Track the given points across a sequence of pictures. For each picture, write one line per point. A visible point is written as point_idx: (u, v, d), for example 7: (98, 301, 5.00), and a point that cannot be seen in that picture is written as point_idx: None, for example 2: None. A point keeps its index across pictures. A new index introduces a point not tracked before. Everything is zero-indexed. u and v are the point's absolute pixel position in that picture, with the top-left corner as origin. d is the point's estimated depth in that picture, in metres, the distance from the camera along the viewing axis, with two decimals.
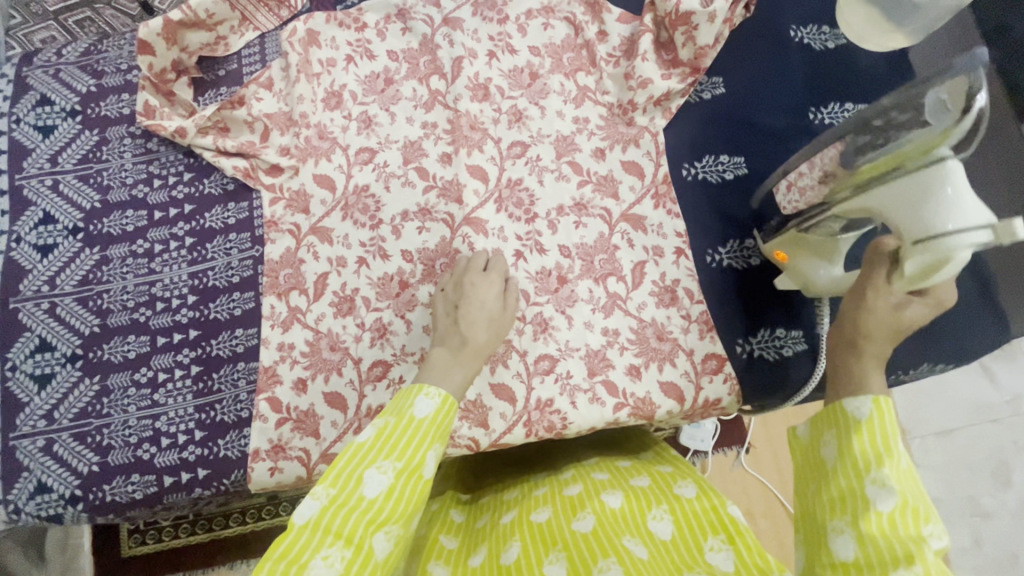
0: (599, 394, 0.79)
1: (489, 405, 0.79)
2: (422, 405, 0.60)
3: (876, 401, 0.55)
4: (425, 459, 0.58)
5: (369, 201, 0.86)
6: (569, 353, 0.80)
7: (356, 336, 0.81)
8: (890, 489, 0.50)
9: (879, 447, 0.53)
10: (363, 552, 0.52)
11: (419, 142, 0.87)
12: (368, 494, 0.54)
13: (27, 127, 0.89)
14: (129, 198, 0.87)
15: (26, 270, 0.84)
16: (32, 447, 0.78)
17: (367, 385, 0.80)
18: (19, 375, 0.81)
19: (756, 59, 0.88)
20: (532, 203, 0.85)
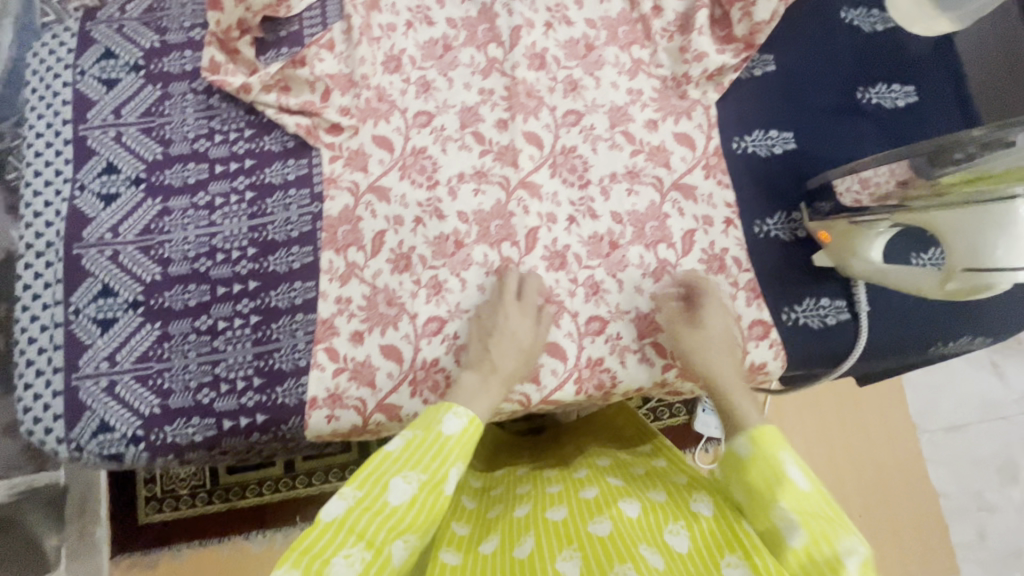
0: (648, 354, 0.81)
1: (541, 362, 0.81)
2: (450, 422, 0.63)
3: (755, 435, 0.62)
4: (447, 474, 0.60)
5: (426, 162, 0.88)
6: (619, 315, 0.83)
7: (412, 293, 0.84)
8: (793, 521, 0.56)
9: (774, 472, 0.59)
10: (382, 556, 0.55)
11: (476, 108, 0.90)
12: (392, 501, 0.57)
13: (91, 80, 0.91)
14: (191, 151, 0.89)
15: (90, 218, 0.86)
16: (95, 388, 0.81)
17: (423, 339, 0.82)
18: (82, 318, 0.83)
19: (806, 39, 0.90)
20: (586, 169, 0.87)
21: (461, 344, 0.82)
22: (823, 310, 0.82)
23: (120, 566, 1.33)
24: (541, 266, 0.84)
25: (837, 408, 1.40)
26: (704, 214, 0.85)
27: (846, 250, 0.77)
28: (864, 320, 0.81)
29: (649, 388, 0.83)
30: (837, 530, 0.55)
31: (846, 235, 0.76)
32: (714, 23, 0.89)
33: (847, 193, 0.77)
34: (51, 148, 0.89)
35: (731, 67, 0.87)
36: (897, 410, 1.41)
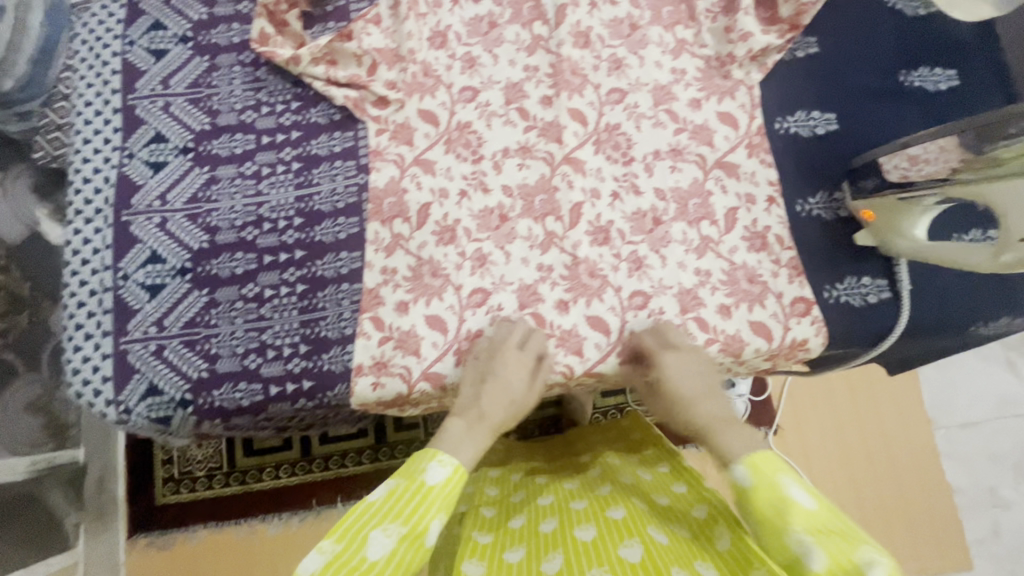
0: (691, 329, 0.82)
1: (584, 335, 0.82)
2: (434, 472, 0.64)
3: (749, 462, 0.63)
4: (428, 528, 0.61)
5: (471, 137, 0.89)
6: (662, 290, 0.83)
7: (457, 264, 0.84)
8: (807, 543, 0.56)
9: (779, 495, 0.60)
10: None
11: (521, 84, 0.90)
12: (369, 556, 0.58)
13: (140, 50, 0.92)
14: (238, 122, 0.90)
15: (139, 185, 0.87)
16: (144, 351, 0.82)
17: (468, 310, 0.83)
18: (131, 283, 0.84)
19: (846, 23, 0.91)
20: (630, 147, 0.88)
21: (506, 316, 0.83)
22: (864, 288, 0.83)
23: (139, 542, 1.42)
24: (585, 241, 0.85)
25: (852, 399, 1.41)
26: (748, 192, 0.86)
27: (888, 227, 0.78)
28: (905, 297, 0.81)
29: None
30: (853, 546, 0.54)
31: (893, 210, 0.76)
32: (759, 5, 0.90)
33: (893, 170, 0.77)
34: (100, 116, 0.90)
35: (776, 47, 0.88)
36: (913, 408, 1.41)
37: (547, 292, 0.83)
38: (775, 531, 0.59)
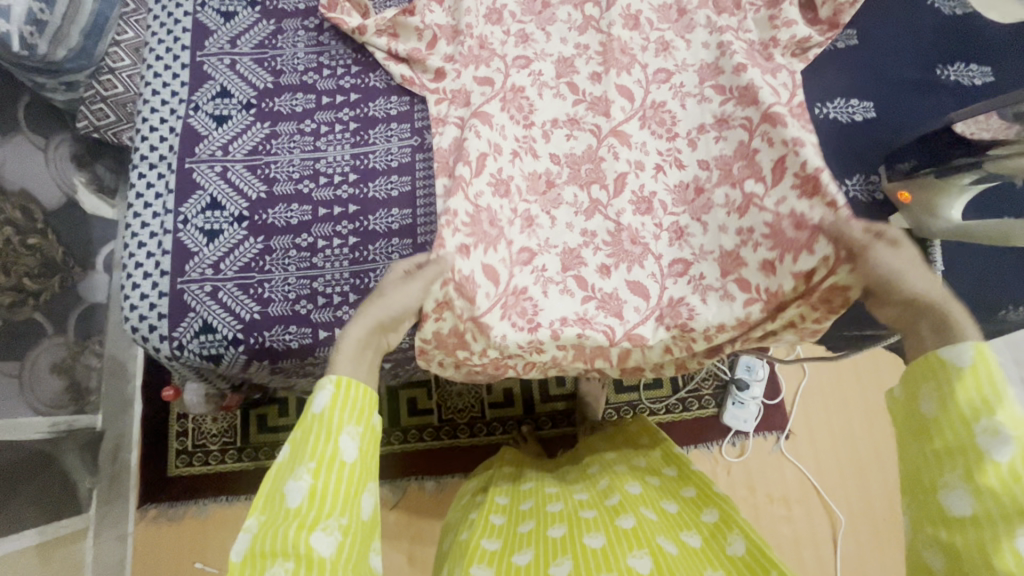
0: (730, 291, 0.83)
1: (625, 298, 0.86)
2: (319, 399, 0.61)
3: (980, 346, 0.56)
4: (340, 446, 0.59)
5: (524, 101, 0.93)
6: (703, 256, 0.86)
7: (510, 220, 0.88)
8: (1004, 438, 0.53)
9: (994, 387, 0.55)
10: (306, 557, 0.54)
11: (571, 60, 0.95)
12: (291, 502, 0.56)
13: (210, 11, 0.97)
14: (300, 82, 0.94)
15: (203, 136, 0.91)
16: (200, 292, 0.85)
17: (517, 266, 0.86)
18: (190, 227, 0.87)
19: (901, 21, 0.96)
20: (674, 123, 0.91)
21: (550, 277, 0.86)
22: None
23: (148, 513, 1.49)
24: (629, 210, 0.88)
25: (864, 403, 1.46)
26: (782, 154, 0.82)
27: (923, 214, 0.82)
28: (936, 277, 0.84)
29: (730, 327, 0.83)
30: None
31: (929, 189, 0.80)
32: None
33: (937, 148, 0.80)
34: (169, 71, 0.94)
35: (816, 41, 0.92)
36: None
37: (590, 256, 0.87)
38: (962, 417, 0.55)
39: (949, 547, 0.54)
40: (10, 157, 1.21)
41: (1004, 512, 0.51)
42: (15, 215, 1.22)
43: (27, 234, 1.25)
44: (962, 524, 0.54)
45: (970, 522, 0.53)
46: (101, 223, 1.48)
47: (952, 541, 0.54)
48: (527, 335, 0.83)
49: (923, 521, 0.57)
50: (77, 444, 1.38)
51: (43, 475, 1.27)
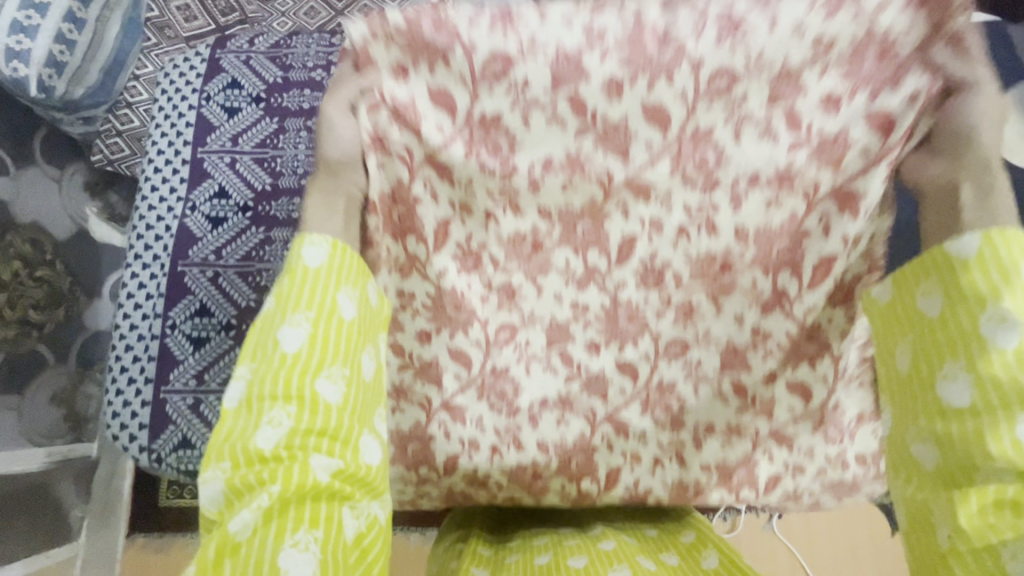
0: (745, 137, 0.72)
1: (635, 130, 0.72)
2: (312, 254, 0.65)
3: (986, 235, 0.58)
4: (337, 301, 0.64)
5: (502, 138, 0.74)
6: (701, 78, 0.69)
7: (470, 19, 0.69)
8: (1011, 326, 0.55)
9: (1002, 268, 0.57)
10: (308, 399, 0.58)
11: (577, 57, 0.69)
12: (288, 348, 0.60)
13: (215, 106, 1.07)
14: (294, 188, 1.04)
15: (197, 237, 1.01)
16: (182, 404, 0.96)
17: (482, 85, 0.71)
18: (177, 333, 0.98)
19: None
20: (717, 165, 0.74)
21: (532, 98, 0.71)
22: None
23: (137, 541, 1.46)
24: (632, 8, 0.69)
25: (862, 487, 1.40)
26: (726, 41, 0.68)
27: None
28: None
29: (762, 180, 0.74)
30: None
31: None
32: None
33: None
34: (171, 166, 1.04)
35: None
36: None
37: (594, 64, 0.69)
38: (965, 313, 0.58)
39: (943, 440, 0.58)
40: (24, 190, 1.24)
41: (1004, 399, 0.55)
42: (24, 247, 1.23)
43: (35, 266, 1.26)
44: (959, 414, 0.57)
45: (969, 412, 0.56)
46: (110, 252, 1.48)
47: (947, 431, 0.58)
48: (499, 180, 0.75)
49: (922, 414, 0.61)
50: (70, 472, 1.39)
51: (33, 502, 1.28)
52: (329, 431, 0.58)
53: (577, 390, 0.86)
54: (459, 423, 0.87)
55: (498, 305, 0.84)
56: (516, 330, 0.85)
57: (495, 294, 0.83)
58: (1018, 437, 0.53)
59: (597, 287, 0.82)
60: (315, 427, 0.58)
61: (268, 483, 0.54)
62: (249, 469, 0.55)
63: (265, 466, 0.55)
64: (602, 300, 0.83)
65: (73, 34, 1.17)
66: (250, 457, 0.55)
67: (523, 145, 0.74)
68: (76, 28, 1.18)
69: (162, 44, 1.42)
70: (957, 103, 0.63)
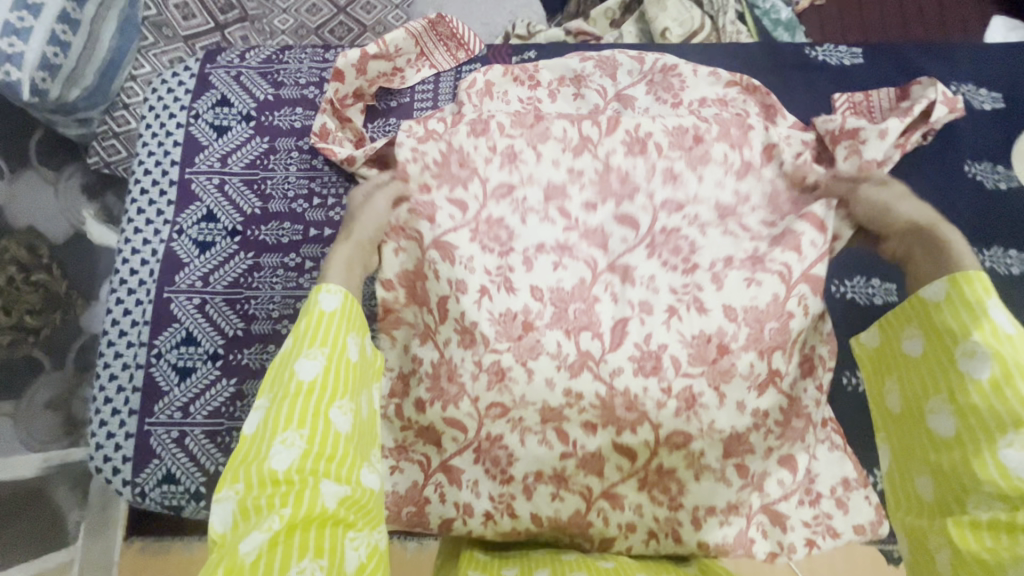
0: (726, 231, 0.76)
1: (608, 232, 0.77)
2: (328, 299, 0.62)
3: (954, 280, 0.58)
4: (347, 343, 0.61)
5: (503, 231, 0.76)
6: (695, 200, 0.77)
7: (486, 157, 0.79)
8: (981, 357, 0.54)
9: (969, 307, 0.56)
10: (319, 429, 0.55)
11: (563, 186, 0.79)
12: (304, 378, 0.57)
13: (204, 124, 0.93)
14: (289, 210, 0.90)
15: (184, 263, 0.88)
16: (166, 437, 0.82)
17: (491, 200, 0.77)
18: (163, 363, 0.85)
19: (913, 58, 0.94)
20: (691, 253, 0.74)
21: (530, 208, 0.77)
22: None
23: (133, 546, 1.26)
24: (620, 150, 0.80)
25: None
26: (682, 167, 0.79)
27: None
28: None
29: (738, 261, 0.73)
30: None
31: None
32: (798, 99, 0.92)
33: None
34: (157, 186, 0.91)
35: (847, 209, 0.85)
36: None
37: (574, 193, 0.79)
38: (946, 351, 0.57)
39: (938, 470, 0.56)
40: (17, 194, 1.10)
41: (984, 430, 0.53)
42: (18, 252, 1.07)
43: (30, 269, 1.09)
44: (948, 444, 0.55)
45: (955, 440, 0.55)
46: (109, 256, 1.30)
47: (941, 462, 0.56)
48: (497, 257, 0.74)
49: (918, 451, 0.59)
50: (66, 476, 1.20)
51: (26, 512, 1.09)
52: (338, 457, 0.55)
53: (573, 468, 0.71)
54: (455, 486, 0.74)
55: (488, 384, 0.71)
56: (509, 409, 0.71)
57: (486, 373, 0.71)
58: (1001, 459, 0.51)
59: (591, 374, 0.69)
60: (324, 454, 0.54)
61: (279, 506, 0.51)
62: (260, 491, 0.51)
63: (277, 489, 0.51)
64: (597, 390, 0.69)
65: (67, 35, 1.03)
66: (262, 482, 0.52)
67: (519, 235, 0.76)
68: (71, 29, 1.04)
69: (160, 43, 1.22)
70: (864, 193, 0.71)
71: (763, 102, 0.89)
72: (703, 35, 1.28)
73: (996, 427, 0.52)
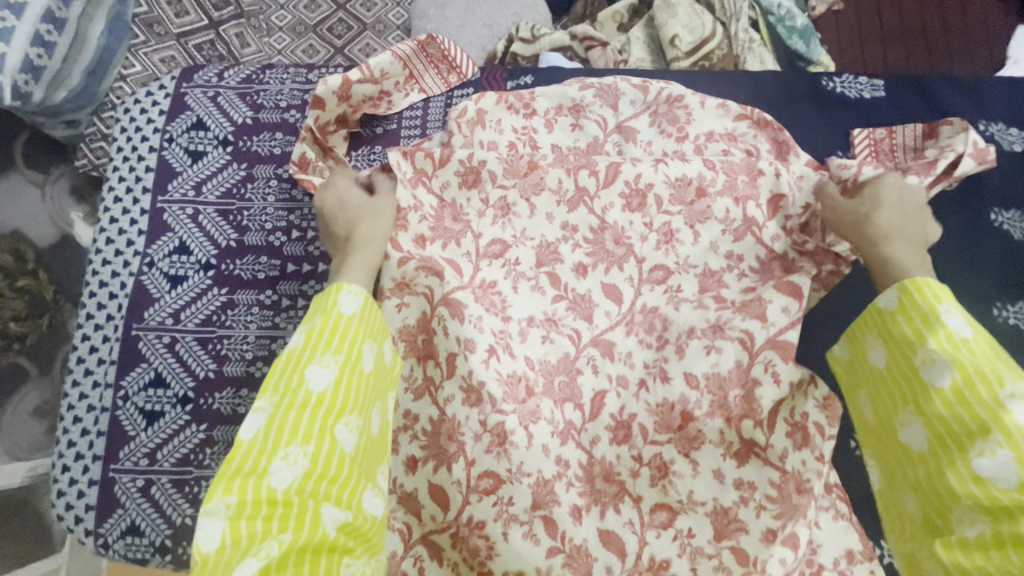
0: (705, 305, 0.77)
1: (596, 302, 0.78)
2: (346, 301, 0.60)
3: (903, 288, 0.58)
4: (363, 352, 0.59)
5: (496, 298, 0.77)
6: (685, 268, 0.78)
7: (479, 212, 0.81)
8: (941, 365, 0.53)
9: (923, 315, 0.56)
10: (324, 445, 0.52)
11: (556, 245, 0.80)
12: (315, 388, 0.54)
13: (178, 149, 0.88)
14: (265, 243, 0.85)
15: (154, 298, 0.83)
16: (131, 485, 0.78)
17: (484, 260, 0.79)
18: (129, 406, 0.80)
19: (939, 91, 0.88)
20: (666, 329, 0.76)
21: (522, 272, 0.79)
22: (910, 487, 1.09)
23: None
24: (617, 205, 0.80)
25: None
26: (675, 224, 0.79)
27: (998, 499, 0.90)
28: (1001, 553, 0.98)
29: (700, 331, 0.75)
30: (998, 372, 0.51)
31: None
32: (815, 135, 0.86)
33: None
34: (127, 215, 0.86)
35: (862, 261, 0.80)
36: None
37: (567, 252, 0.79)
38: (906, 363, 0.57)
39: (918, 485, 0.56)
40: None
41: (954, 439, 0.52)
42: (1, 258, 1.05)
43: (17, 277, 1.06)
44: (922, 457, 0.55)
45: (927, 454, 0.55)
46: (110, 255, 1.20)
47: (918, 475, 0.56)
48: (499, 321, 0.76)
49: (900, 467, 0.59)
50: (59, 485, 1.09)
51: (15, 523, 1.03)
52: (341, 479, 0.52)
53: (560, 565, 0.70)
54: (436, 562, 0.73)
55: (489, 445, 0.71)
56: (501, 481, 0.71)
57: (489, 434, 0.71)
58: (974, 469, 0.50)
59: (574, 442, 0.74)
60: (327, 474, 0.51)
61: (275, 533, 0.47)
62: (255, 513, 0.47)
63: (273, 511, 0.47)
64: (579, 456, 0.74)
65: (52, 35, 0.96)
66: (261, 501, 0.48)
67: (513, 303, 0.77)
68: (56, 29, 0.97)
69: (151, 42, 1.12)
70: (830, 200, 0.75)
71: (776, 138, 0.84)
72: (715, 44, 1.15)
73: (969, 433, 0.51)
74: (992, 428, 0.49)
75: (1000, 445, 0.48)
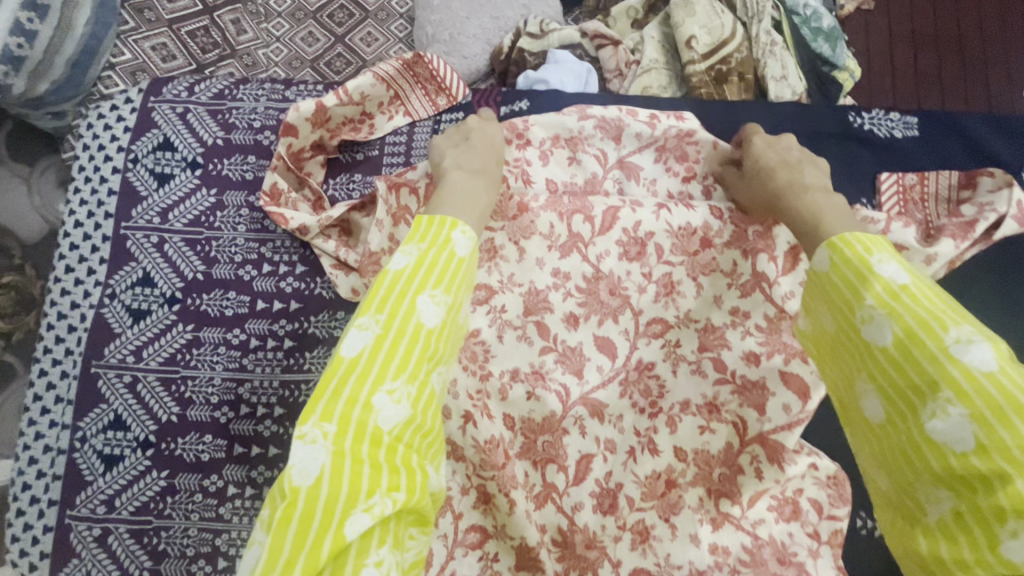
0: (704, 367, 0.70)
1: (588, 356, 0.71)
2: (460, 241, 0.54)
3: (832, 245, 0.50)
4: (464, 302, 0.53)
5: (478, 348, 0.71)
6: (686, 323, 0.72)
7: None
8: (880, 320, 0.44)
9: (857, 270, 0.47)
10: (425, 391, 0.47)
11: (546, 292, 0.73)
12: (426, 323, 0.48)
13: (143, 170, 0.82)
14: (234, 277, 0.79)
15: (115, 334, 0.78)
16: (87, 534, 0.74)
17: None
18: (87, 449, 0.76)
19: (982, 135, 0.80)
20: (661, 395, 0.71)
21: (508, 320, 0.72)
22: None
23: None
24: (613, 252, 0.73)
25: None
26: (676, 275, 0.72)
27: None
28: None
29: (697, 407, 0.70)
30: (943, 317, 0.42)
31: None
32: (837, 176, 0.79)
33: None
34: (88, 241, 0.80)
35: None
36: None
37: (557, 301, 0.72)
38: (848, 321, 0.47)
39: (885, 462, 0.45)
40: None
41: (907, 401, 0.43)
42: None
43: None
44: (884, 430, 0.45)
45: (886, 424, 0.45)
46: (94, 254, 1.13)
47: (882, 450, 0.46)
48: (476, 382, 0.70)
49: (863, 446, 0.48)
50: None
51: None
52: (428, 432, 0.47)
53: None
54: None
55: (475, 501, 0.68)
56: (488, 535, 0.67)
57: (474, 491, 0.68)
58: (931, 432, 0.41)
59: (555, 506, 0.68)
60: (421, 425, 0.46)
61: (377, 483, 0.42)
62: (355, 451, 0.42)
63: (378, 452, 0.43)
64: (560, 521, 0.67)
65: (33, 23, 0.88)
66: (364, 438, 0.43)
67: (496, 354, 0.71)
68: (38, 16, 0.89)
69: (144, 29, 1.03)
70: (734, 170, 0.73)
71: None
72: (733, 47, 1.05)
73: (921, 392, 0.42)
74: (941, 383, 0.40)
75: (951, 402, 0.40)
